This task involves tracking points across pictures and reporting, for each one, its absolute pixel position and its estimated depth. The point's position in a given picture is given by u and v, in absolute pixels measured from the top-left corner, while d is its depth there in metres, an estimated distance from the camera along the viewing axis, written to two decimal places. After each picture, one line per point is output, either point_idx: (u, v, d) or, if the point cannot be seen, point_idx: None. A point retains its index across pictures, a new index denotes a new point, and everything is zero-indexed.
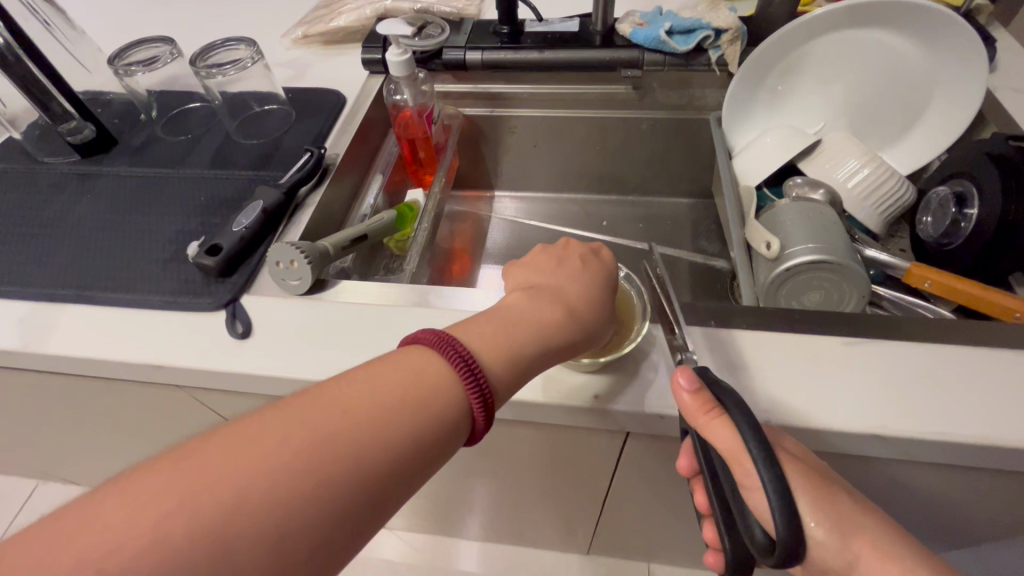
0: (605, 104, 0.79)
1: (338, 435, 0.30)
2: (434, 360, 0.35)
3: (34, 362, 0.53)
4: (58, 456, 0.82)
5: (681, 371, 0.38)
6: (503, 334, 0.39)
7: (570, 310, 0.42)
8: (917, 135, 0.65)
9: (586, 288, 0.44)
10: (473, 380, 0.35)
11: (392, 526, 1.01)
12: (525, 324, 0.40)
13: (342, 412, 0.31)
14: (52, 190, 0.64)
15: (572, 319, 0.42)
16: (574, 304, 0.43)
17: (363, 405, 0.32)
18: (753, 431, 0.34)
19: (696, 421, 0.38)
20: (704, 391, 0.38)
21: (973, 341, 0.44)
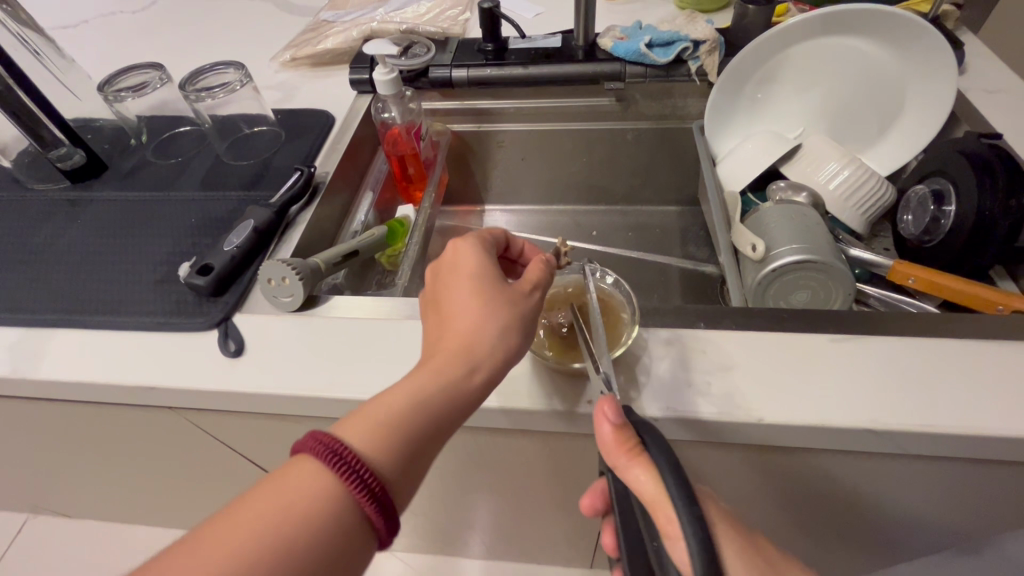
0: (590, 116, 0.80)
1: (296, 513, 0.30)
2: (357, 429, 0.33)
3: (24, 388, 0.52)
4: (50, 486, 0.81)
5: (604, 403, 0.37)
6: (391, 417, 0.34)
7: (465, 357, 0.37)
8: (893, 137, 0.67)
9: (476, 322, 0.38)
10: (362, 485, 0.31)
11: (392, 548, 0.99)
12: (418, 377, 0.36)
13: (297, 486, 0.31)
14: (42, 216, 0.64)
15: (472, 368, 0.37)
16: (470, 343, 0.38)
17: (314, 482, 0.31)
18: (672, 466, 0.32)
19: (617, 460, 0.35)
20: (627, 427, 0.36)
21: (956, 333, 0.44)
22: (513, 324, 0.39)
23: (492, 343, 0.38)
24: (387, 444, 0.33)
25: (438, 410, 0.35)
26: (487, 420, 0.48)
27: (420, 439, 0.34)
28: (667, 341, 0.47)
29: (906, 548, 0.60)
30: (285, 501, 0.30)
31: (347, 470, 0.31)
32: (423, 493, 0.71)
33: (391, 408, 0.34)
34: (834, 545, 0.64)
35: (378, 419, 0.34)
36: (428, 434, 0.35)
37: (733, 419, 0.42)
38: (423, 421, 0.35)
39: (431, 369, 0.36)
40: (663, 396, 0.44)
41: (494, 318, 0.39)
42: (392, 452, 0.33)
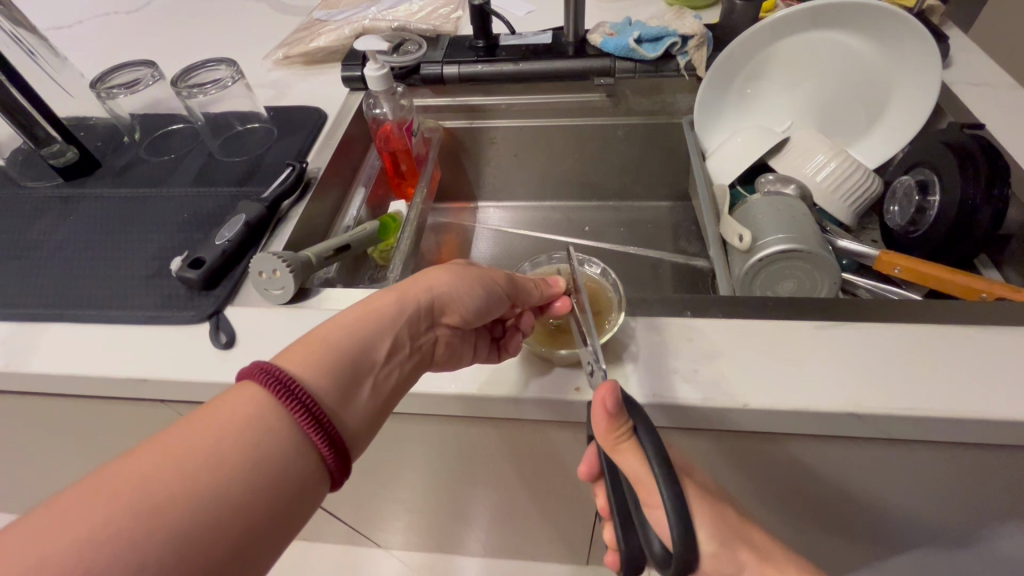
0: (581, 111, 0.81)
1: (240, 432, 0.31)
2: (302, 345, 0.36)
3: (17, 382, 0.52)
4: (48, 484, 0.81)
5: (604, 389, 0.36)
6: (334, 352, 0.36)
7: (405, 292, 0.41)
8: (880, 130, 0.68)
9: (425, 270, 0.44)
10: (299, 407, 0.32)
11: (389, 546, 1.00)
12: (362, 307, 0.40)
13: (238, 405, 0.31)
14: (36, 213, 0.65)
15: (406, 301, 0.41)
16: (414, 283, 0.42)
17: (253, 396, 0.32)
18: (663, 461, 0.34)
19: (606, 441, 0.37)
20: (619, 415, 0.36)
21: (938, 319, 0.45)
22: (464, 280, 0.44)
23: (435, 284, 0.43)
24: (319, 358, 0.36)
25: (371, 333, 0.39)
26: (478, 409, 0.48)
27: (351, 357, 0.37)
28: (654, 329, 0.48)
29: (896, 537, 0.61)
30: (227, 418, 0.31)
31: (280, 383, 0.32)
32: (417, 488, 0.71)
33: (331, 328, 0.38)
34: (826, 536, 0.64)
35: (319, 337, 0.37)
36: (358, 356, 0.37)
37: (719, 404, 0.42)
38: (354, 341, 0.38)
39: (370, 300, 0.41)
40: (649, 383, 0.44)
41: (445, 270, 0.44)
42: (322, 361, 0.35)
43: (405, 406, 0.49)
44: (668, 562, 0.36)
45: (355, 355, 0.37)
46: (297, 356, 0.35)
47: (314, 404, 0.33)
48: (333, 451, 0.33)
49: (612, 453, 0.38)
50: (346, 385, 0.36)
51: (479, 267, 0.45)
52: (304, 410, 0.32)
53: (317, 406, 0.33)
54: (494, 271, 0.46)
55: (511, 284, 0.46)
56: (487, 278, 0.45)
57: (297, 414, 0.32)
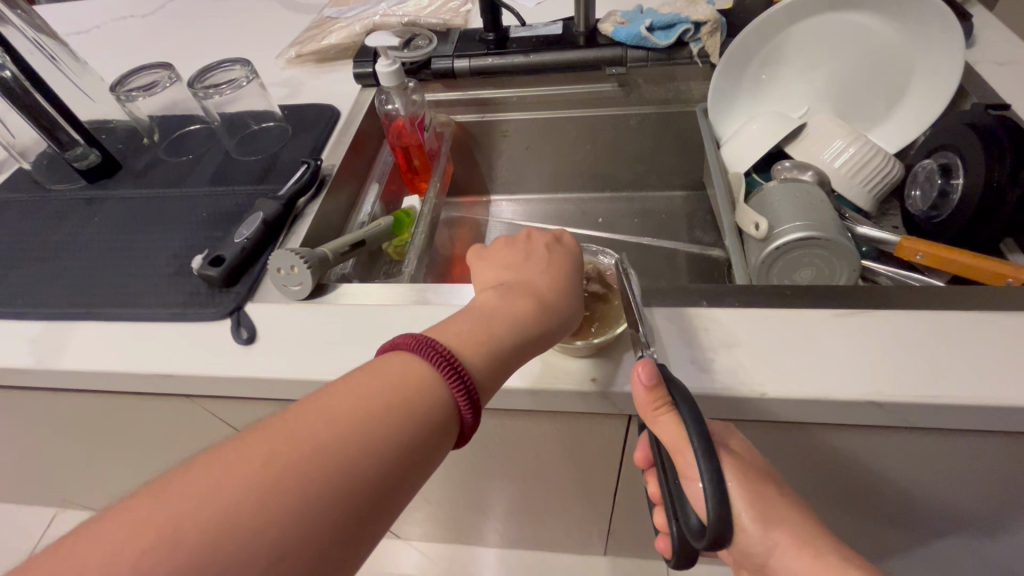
0: (593, 102, 0.81)
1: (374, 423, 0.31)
2: (460, 340, 0.36)
3: (49, 379, 0.54)
4: (81, 477, 0.84)
5: (641, 364, 0.38)
6: (481, 330, 0.38)
7: (560, 296, 0.42)
8: (901, 114, 0.66)
9: (559, 272, 0.44)
10: (456, 376, 0.34)
11: (409, 537, 1.01)
12: (510, 304, 0.40)
13: (388, 389, 0.32)
14: (62, 215, 0.66)
15: (558, 289, 0.43)
16: (555, 289, 0.43)
17: (411, 383, 0.33)
18: (699, 426, 0.34)
19: (645, 413, 0.38)
20: (658, 387, 0.37)
21: (962, 305, 0.44)
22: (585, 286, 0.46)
23: (576, 290, 0.44)
24: (478, 351, 0.36)
25: (528, 332, 0.39)
26: (495, 400, 0.49)
27: (511, 355, 0.38)
28: (668, 319, 0.47)
29: (920, 526, 0.60)
30: (364, 404, 0.31)
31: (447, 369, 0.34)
32: (436, 479, 0.72)
33: (493, 325, 0.38)
34: (848, 526, 0.64)
35: (476, 331, 0.37)
36: (516, 354, 0.38)
37: (737, 392, 0.42)
38: (513, 342, 0.38)
39: (518, 300, 0.41)
40: None
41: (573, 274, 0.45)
42: (486, 359, 0.36)
43: None
44: (703, 533, 0.34)
45: (513, 356, 0.38)
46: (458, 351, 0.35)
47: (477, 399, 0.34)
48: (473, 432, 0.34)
49: (652, 426, 0.38)
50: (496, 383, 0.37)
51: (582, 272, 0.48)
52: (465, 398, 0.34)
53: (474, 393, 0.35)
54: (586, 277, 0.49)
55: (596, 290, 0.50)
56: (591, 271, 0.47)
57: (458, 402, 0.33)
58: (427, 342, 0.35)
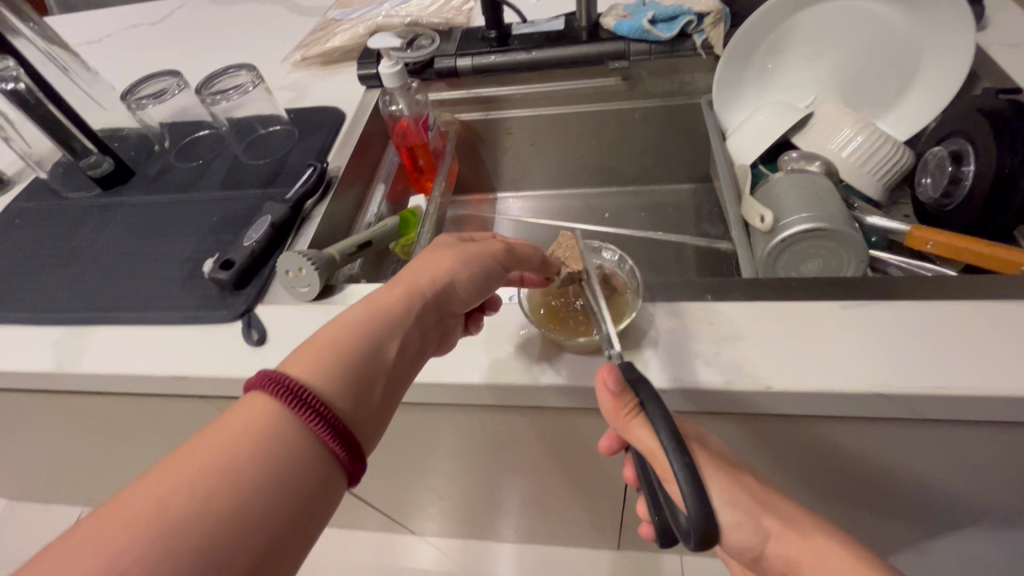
0: (597, 97, 0.80)
1: (258, 447, 0.30)
2: (305, 350, 0.36)
3: (69, 382, 0.56)
4: (103, 477, 0.86)
5: (605, 369, 0.38)
6: (334, 352, 0.36)
7: (412, 285, 0.42)
8: (911, 100, 0.65)
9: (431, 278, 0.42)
10: (305, 405, 0.32)
11: (423, 533, 1.02)
12: (367, 303, 0.40)
13: (255, 412, 0.32)
14: (78, 222, 0.68)
15: (412, 297, 0.41)
16: (414, 277, 0.42)
17: (263, 407, 0.32)
18: (669, 426, 0.35)
19: (618, 419, 0.39)
20: (625, 392, 0.37)
21: (971, 295, 0.43)
22: (462, 265, 0.44)
23: (439, 276, 0.43)
24: (324, 358, 0.35)
25: (378, 330, 0.39)
26: (502, 398, 0.49)
27: (359, 356, 0.37)
28: (673, 314, 0.47)
29: (935, 519, 0.59)
30: (243, 430, 0.31)
31: (289, 392, 0.32)
32: (447, 476, 0.73)
33: (335, 330, 0.37)
34: (862, 520, 0.63)
35: (322, 338, 0.37)
36: (369, 356, 0.37)
37: (742, 386, 0.42)
38: (362, 343, 0.37)
39: (373, 297, 0.41)
40: (670, 367, 0.44)
41: (442, 257, 0.44)
42: (328, 362, 0.35)
43: (432, 396, 0.50)
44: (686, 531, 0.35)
45: (363, 359, 0.37)
46: (300, 363, 0.35)
47: (328, 411, 0.33)
48: (346, 447, 0.32)
49: (625, 431, 0.39)
50: (360, 388, 0.36)
51: (476, 246, 0.45)
52: (321, 419, 0.32)
53: (328, 408, 0.33)
54: (490, 245, 0.45)
55: (508, 255, 0.46)
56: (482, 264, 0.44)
57: (311, 422, 0.32)
58: (278, 375, 0.33)
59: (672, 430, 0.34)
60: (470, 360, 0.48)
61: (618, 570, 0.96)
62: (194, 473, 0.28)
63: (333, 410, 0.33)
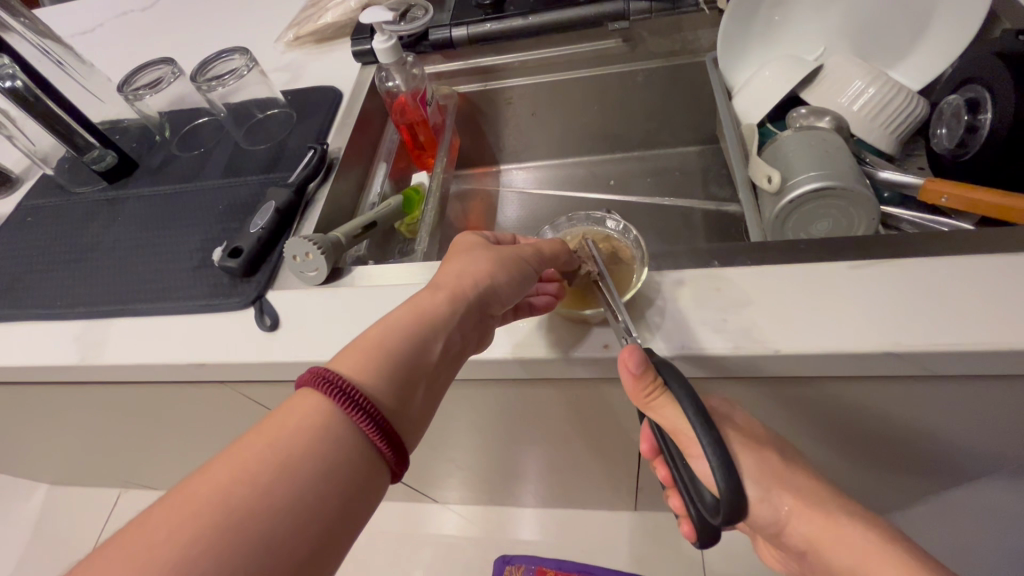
0: (598, 61, 0.78)
1: (298, 443, 0.31)
2: (349, 350, 0.36)
3: (94, 374, 0.58)
4: (135, 461, 0.89)
5: (626, 351, 0.39)
6: (380, 352, 0.36)
7: (452, 281, 0.41)
8: (925, 46, 0.62)
9: (471, 270, 0.42)
10: (354, 406, 0.33)
11: (446, 501, 1.05)
12: (409, 306, 0.40)
13: (300, 412, 0.33)
14: (88, 217, 0.69)
15: (453, 292, 0.41)
16: (456, 279, 0.41)
17: (314, 405, 0.33)
18: (694, 402, 0.36)
19: (640, 400, 0.40)
20: (648, 372, 0.38)
21: (987, 248, 0.43)
22: (502, 265, 0.43)
23: (482, 277, 0.42)
24: (371, 359, 0.36)
25: (423, 334, 0.38)
26: (514, 372, 0.50)
27: (405, 360, 0.37)
28: (680, 282, 0.47)
29: (950, 472, 0.60)
30: (281, 435, 0.31)
31: (340, 391, 0.33)
32: (466, 448, 0.75)
33: (381, 330, 0.38)
34: (877, 475, 0.64)
35: (366, 341, 0.37)
36: (414, 359, 0.37)
37: (751, 351, 0.42)
38: (407, 345, 0.37)
39: (414, 300, 0.40)
40: (677, 336, 0.44)
41: (481, 258, 0.43)
42: (376, 365, 0.35)
43: None
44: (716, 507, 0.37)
45: (408, 361, 0.37)
46: (348, 363, 0.35)
47: (375, 410, 0.33)
48: (390, 446, 0.33)
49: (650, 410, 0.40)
50: (405, 390, 0.36)
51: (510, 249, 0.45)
52: (368, 418, 0.33)
53: (376, 408, 0.34)
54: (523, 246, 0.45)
55: (538, 257, 0.46)
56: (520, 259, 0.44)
57: (360, 421, 0.33)
58: (330, 376, 0.33)
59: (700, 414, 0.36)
60: None
61: (636, 531, 0.99)
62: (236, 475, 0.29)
63: (380, 411, 0.34)
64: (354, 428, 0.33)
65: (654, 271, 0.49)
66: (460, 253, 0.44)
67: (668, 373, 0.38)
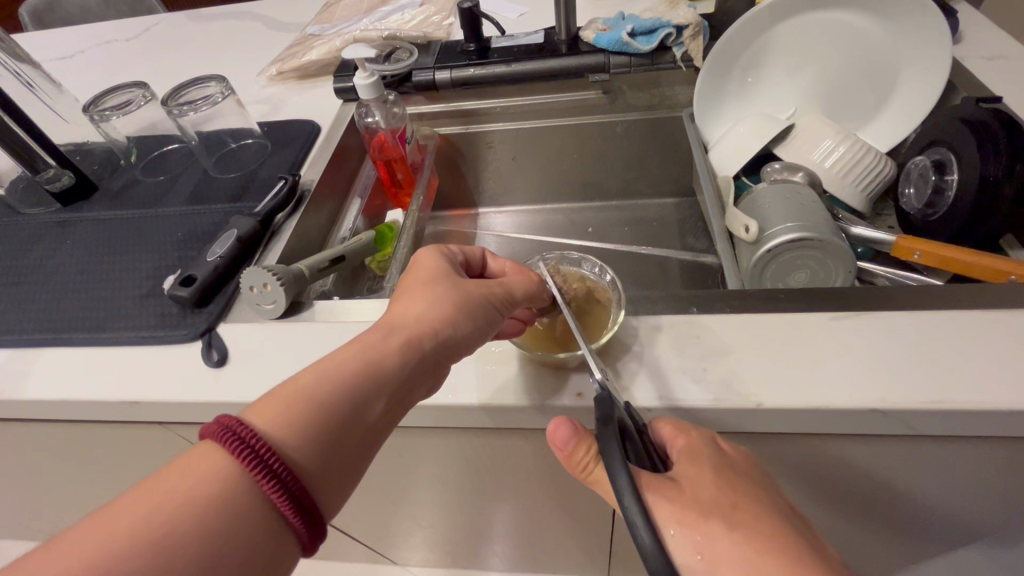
0: (577, 111, 0.79)
1: (197, 485, 0.28)
2: (270, 400, 0.32)
3: (13, 409, 0.52)
4: (59, 511, 0.80)
5: (554, 422, 0.37)
6: (308, 406, 0.32)
7: (407, 328, 0.37)
8: (891, 111, 0.65)
9: (433, 311, 0.38)
10: (264, 468, 0.29)
11: (407, 563, 0.97)
12: (350, 346, 0.36)
13: (173, 480, 0.28)
14: (33, 239, 0.65)
15: (408, 340, 0.37)
16: (413, 323, 0.37)
17: (216, 463, 0.29)
18: (626, 468, 0.31)
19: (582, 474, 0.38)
20: (581, 445, 0.36)
21: (964, 305, 0.42)
22: (467, 310, 0.39)
23: (443, 323, 0.38)
24: (296, 416, 0.31)
25: (367, 388, 0.34)
26: (481, 420, 0.46)
27: (337, 419, 0.32)
28: (658, 329, 0.45)
29: (935, 540, 0.57)
30: (160, 492, 0.28)
31: (251, 452, 0.29)
32: (428, 504, 0.69)
33: (316, 378, 0.33)
34: (861, 543, 0.60)
35: (293, 389, 0.32)
36: (348, 418, 0.33)
37: (733, 404, 0.39)
38: (345, 398, 0.33)
39: (363, 342, 0.36)
40: (655, 386, 0.42)
41: (444, 299, 0.39)
42: (300, 422, 0.31)
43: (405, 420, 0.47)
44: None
45: (340, 419, 0.33)
46: (268, 416, 0.31)
47: (292, 479, 0.30)
48: (306, 522, 0.30)
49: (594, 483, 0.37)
50: (334, 453, 0.32)
51: (477, 288, 0.41)
52: (281, 486, 0.29)
53: (291, 475, 0.30)
54: (490, 287, 0.42)
55: (505, 297, 0.42)
56: (487, 303, 0.41)
57: (270, 489, 0.29)
58: (239, 434, 0.30)
59: (633, 484, 0.31)
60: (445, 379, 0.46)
61: None
62: (105, 531, 0.26)
63: (298, 478, 0.30)
64: (255, 495, 0.29)
65: (632, 316, 0.47)
66: (422, 285, 0.40)
67: (607, 430, 0.34)
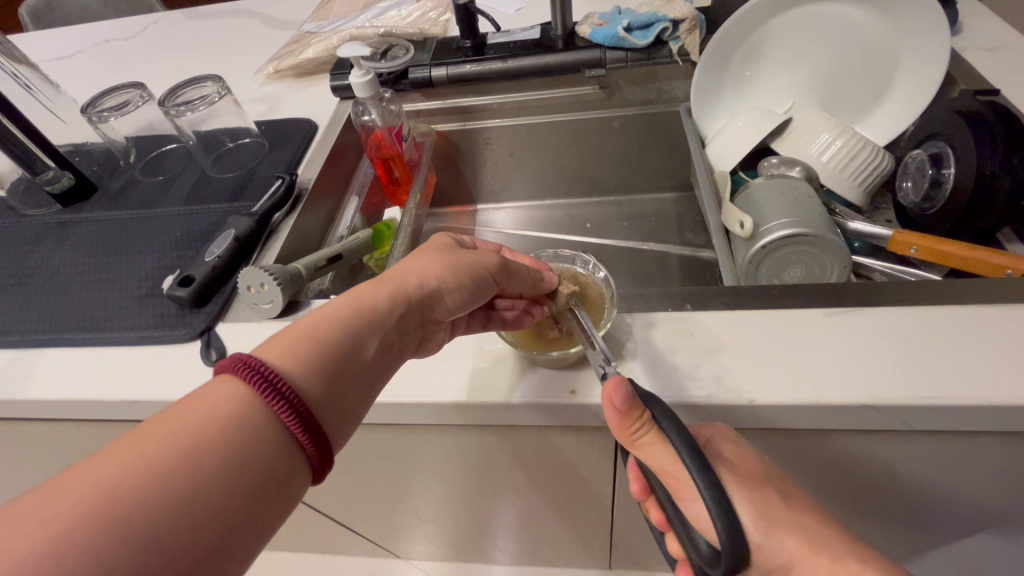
0: (574, 106, 0.79)
1: (229, 419, 0.29)
2: (278, 340, 0.33)
3: (17, 409, 0.52)
4: None
5: (610, 387, 0.35)
6: (310, 345, 0.33)
7: (396, 285, 0.39)
8: (889, 104, 0.64)
9: (430, 272, 0.40)
10: (276, 397, 0.30)
11: (410, 557, 0.99)
12: (350, 297, 0.37)
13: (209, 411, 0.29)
14: (34, 240, 0.65)
15: (398, 295, 0.38)
16: (406, 278, 0.39)
17: (227, 392, 0.29)
18: (687, 443, 0.33)
19: (624, 438, 0.36)
20: (633, 409, 0.35)
21: (958, 301, 0.42)
22: (456, 270, 0.41)
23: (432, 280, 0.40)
24: (300, 351, 0.32)
25: (360, 329, 0.36)
26: (476, 418, 0.47)
27: (337, 355, 0.34)
28: (652, 326, 0.46)
29: (933, 530, 0.57)
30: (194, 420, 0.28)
31: (262, 380, 0.30)
32: (430, 499, 0.70)
33: (317, 322, 0.35)
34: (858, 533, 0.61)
35: (298, 329, 0.34)
36: (345, 352, 0.34)
37: (725, 401, 0.40)
38: (342, 339, 0.34)
39: (360, 292, 0.37)
40: (648, 383, 0.42)
41: (435, 261, 0.41)
42: (306, 359, 0.32)
43: (401, 418, 0.48)
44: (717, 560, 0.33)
45: (338, 353, 0.34)
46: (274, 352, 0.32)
47: (300, 404, 0.30)
48: (315, 449, 0.30)
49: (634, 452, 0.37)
50: (334, 387, 0.33)
51: (469, 254, 0.42)
52: (289, 409, 0.30)
53: (300, 399, 0.31)
54: (484, 256, 0.43)
55: (503, 267, 0.43)
56: (479, 266, 0.42)
57: (281, 416, 0.30)
58: (251, 363, 0.30)
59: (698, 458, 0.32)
60: (437, 378, 0.46)
61: None
62: (164, 439, 0.27)
63: (305, 401, 0.31)
64: (269, 420, 0.29)
65: (626, 314, 0.47)
66: (420, 253, 0.42)
67: (654, 406, 0.35)
